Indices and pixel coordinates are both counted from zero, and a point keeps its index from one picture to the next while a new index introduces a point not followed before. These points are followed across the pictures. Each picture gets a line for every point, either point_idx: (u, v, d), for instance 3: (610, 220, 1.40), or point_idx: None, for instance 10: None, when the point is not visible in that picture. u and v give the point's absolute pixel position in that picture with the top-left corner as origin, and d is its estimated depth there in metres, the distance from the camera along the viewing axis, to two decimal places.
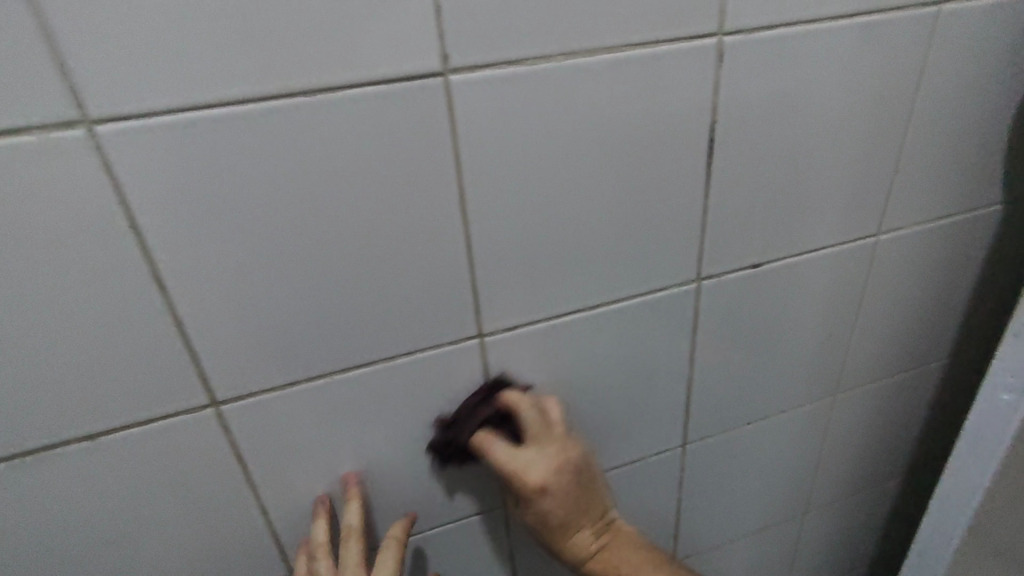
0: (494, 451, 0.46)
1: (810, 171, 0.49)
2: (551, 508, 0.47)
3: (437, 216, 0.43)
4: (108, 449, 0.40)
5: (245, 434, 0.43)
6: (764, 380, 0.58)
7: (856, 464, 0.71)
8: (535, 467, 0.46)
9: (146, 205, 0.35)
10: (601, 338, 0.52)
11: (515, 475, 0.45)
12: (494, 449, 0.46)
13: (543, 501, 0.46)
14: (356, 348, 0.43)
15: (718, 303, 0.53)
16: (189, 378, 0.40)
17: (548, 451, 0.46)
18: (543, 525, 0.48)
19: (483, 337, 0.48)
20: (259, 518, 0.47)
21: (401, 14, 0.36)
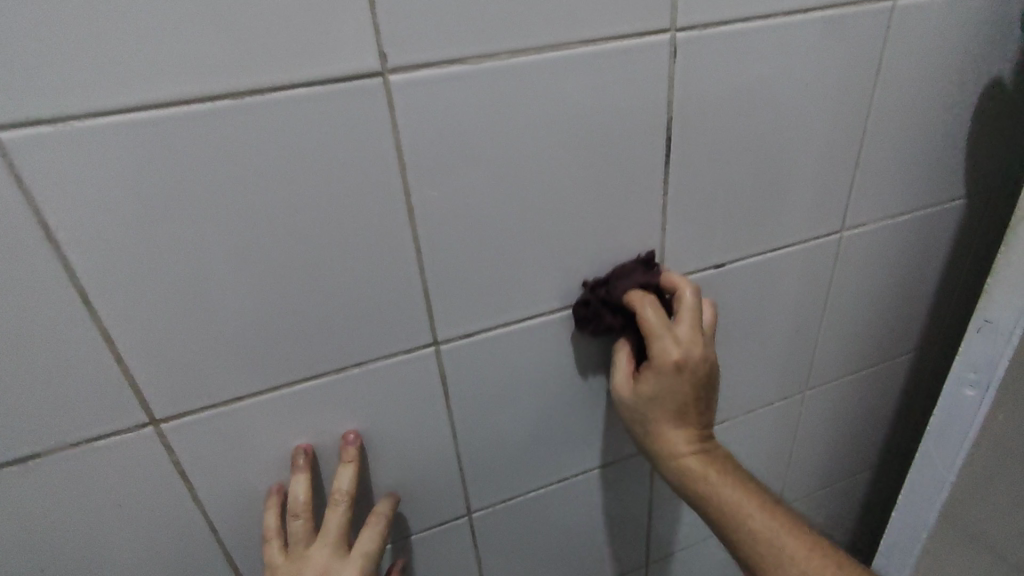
0: (641, 309, 0.44)
1: (762, 174, 0.49)
2: (666, 395, 0.45)
3: (382, 224, 0.38)
4: (49, 471, 0.38)
5: (191, 452, 0.41)
6: (731, 375, 0.60)
7: (829, 450, 0.75)
8: (675, 343, 0.43)
9: (60, 223, 0.32)
10: (568, 340, 0.49)
11: (659, 341, 0.43)
12: (648, 311, 0.44)
13: (665, 379, 0.44)
14: (304, 367, 0.41)
15: None
16: (126, 398, 0.38)
17: (692, 334, 0.44)
18: (653, 411, 0.46)
19: (438, 346, 0.44)
20: (210, 536, 0.45)
21: (333, 7, 0.32)
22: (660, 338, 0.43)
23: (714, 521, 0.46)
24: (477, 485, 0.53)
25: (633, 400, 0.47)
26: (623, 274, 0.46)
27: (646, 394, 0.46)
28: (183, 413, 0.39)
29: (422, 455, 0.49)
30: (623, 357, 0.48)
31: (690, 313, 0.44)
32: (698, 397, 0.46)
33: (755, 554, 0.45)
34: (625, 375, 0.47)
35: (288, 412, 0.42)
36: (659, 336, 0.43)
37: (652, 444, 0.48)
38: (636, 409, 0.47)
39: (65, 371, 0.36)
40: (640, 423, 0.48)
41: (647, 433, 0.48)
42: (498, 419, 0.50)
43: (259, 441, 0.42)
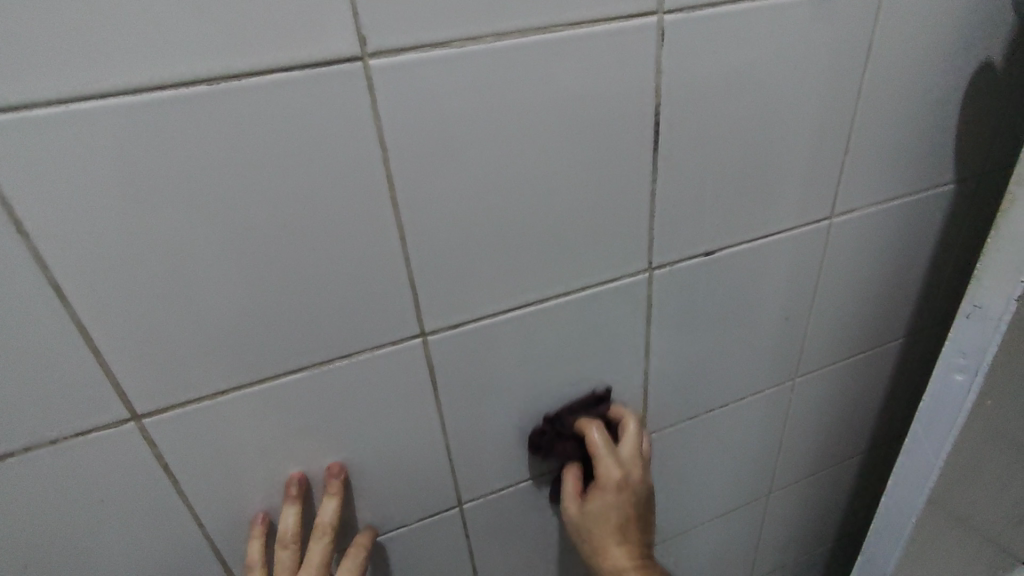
0: (589, 436, 0.49)
1: (752, 160, 0.49)
2: (612, 511, 0.48)
3: (365, 213, 0.38)
4: (29, 468, 0.38)
5: (174, 447, 0.40)
6: (721, 363, 0.60)
7: (819, 437, 0.75)
8: (616, 460, 0.48)
9: (31, 214, 0.31)
10: (557, 330, 0.49)
11: (603, 456, 0.48)
12: (593, 432, 0.50)
13: (612, 496, 0.47)
14: (289, 359, 0.40)
15: (672, 290, 0.52)
16: (106, 393, 0.37)
17: (633, 453, 0.49)
18: (601, 528, 0.48)
19: (426, 336, 0.44)
20: (196, 531, 0.45)
21: None
22: (606, 458, 0.48)
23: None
24: (467, 476, 0.53)
25: (581, 519, 0.49)
26: (574, 409, 0.52)
27: (593, 511, 0.48)
28: (165, 407, 0.39)
29: (411, 448, 0.48)
30: (568, 482, 0.51)
31: (633, 435, 0.50)
32: (638, 513, 0.49)
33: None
34: (573, 501, 0.50)
35: (273, 405, 0.42)
36: (604, 456, 0.48)
37: (600, 561, 0.49)
38: (585, 528, 0.49)
39: (41, 366, 0.35)
40: (588, 545, 0.49)
41: (594, 553, 0.49)
42: (487, 410, 0.50)
43: (244, 435, 0.42)
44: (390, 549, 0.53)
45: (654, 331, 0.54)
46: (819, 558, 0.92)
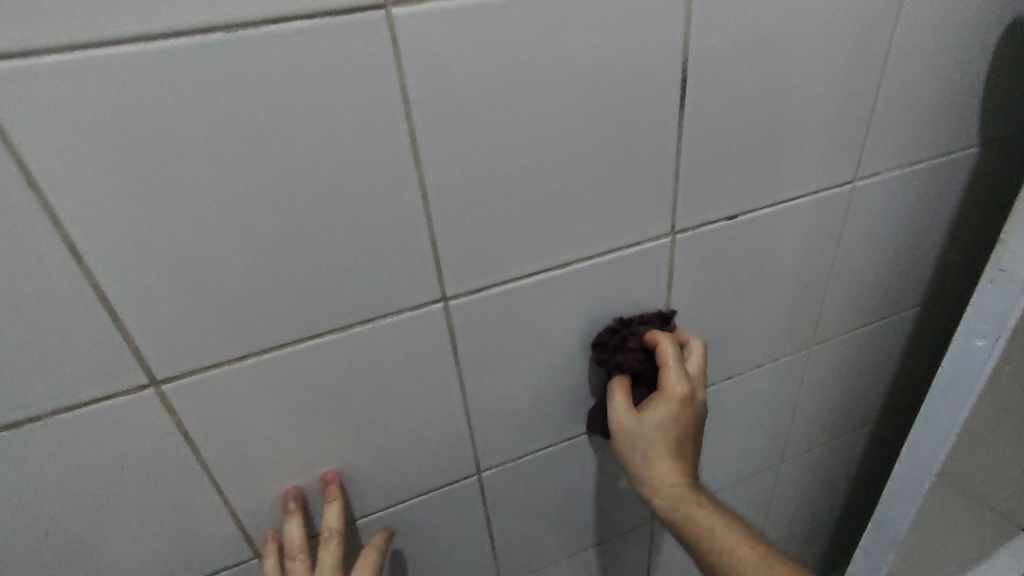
0: (659, 346, 0.48)
1: (777, 120, 0.48)
2: (668, 424, 0.48)
3: (388, 173, 0.37)
4: (47, 435, 0.37)
5: (194, 413, 0.40)
6: (739, 330, 0.59)
7: (832, 406, 0.75)
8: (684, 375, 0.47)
9: (45, 170, 0.30)
10: (578, 294, 0.48)
11: (673, 369, 0.47)
12: (664, 345, 0.48)
13: (675, 409, 0.47)
14: (309, 323, 0.39)
15: (693, 255, 0.51)
16: (125, 358, 0.36)
17: (696, 372, 0.49)
18: (651, 440, 0.48)
19: (447, 301, 0.43)
20: (217, 500, 0.44)
21: None
22: (676, 371, 0.47)
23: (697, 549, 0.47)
24: (487, 444, 0.52)
25: (632, 426, 0.49)
26: (645, 320, 0.50)
27: (650, 421, 0.48)
28: (185, 372, 0.38)
29: (432, 415, 0.48)
30: (620, 389, 0.50)
31: (697, 355, 0.50)
32: (692, 432, 0.49)
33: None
34: (624, 408, 0.49)
35: (294, 371, 0.41)
36: (674, 368, 0.47)
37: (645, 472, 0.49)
38: (633, 438, 0.49)
39: (57, 329, 0.34)
40: (633, 455, 0.49)
41: (639, 462, 0.49)
42: (508, 376, 0.49)
43: (265, 401, 0.41)
44: (409, 517, 0.53)
45: (675, 297, 0.53)
46: (827, 526, 0.93)
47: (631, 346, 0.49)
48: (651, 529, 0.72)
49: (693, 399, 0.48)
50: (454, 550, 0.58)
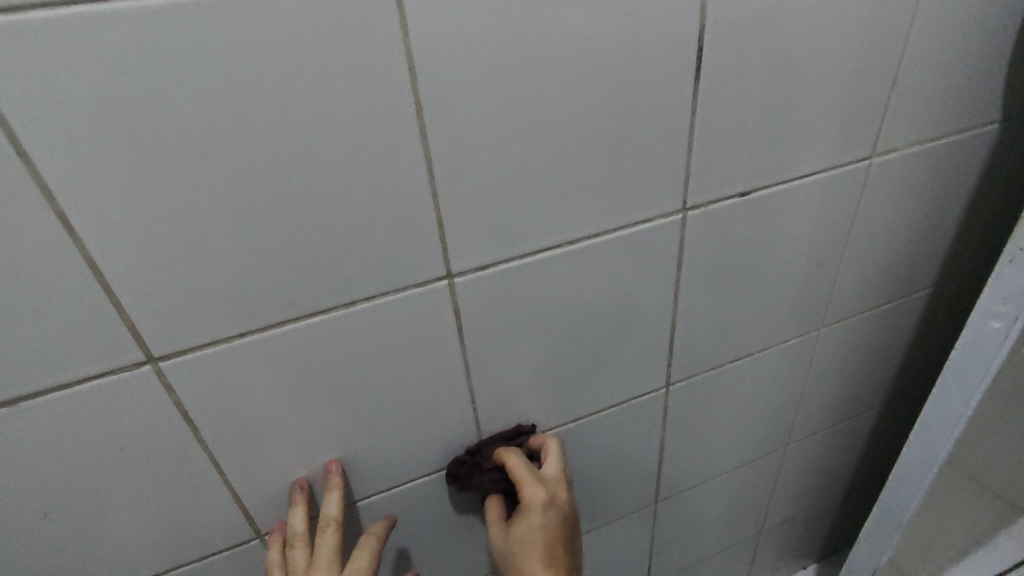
0: (510, 461, 0.49)
1: (794, 94, 0.46)
2: (539, 537, 0.46)
3: (392, 144, 0.35)
4: (41, 414, 0.36)
5: (193, 392, 0.39)
6: (748, 312, 0.58)
7: (840, 389, 0.74)
8: (539, 483, 0.47)
9: (32, 136, 0.28)
10: (587, 273, 0.47)
11: (523, 481, 0.47)
12: (513, 459, 0.48)
13: (536, 517, 0.46)
14: (311, 300, 0.38)
15: (704, 233, 0.50)
16: (120, 335, 0.35)
17: (555, 474, 0.48)
18: (528, 556, 0.46)
19: (452, 278, 0.42)
20: (217, 481, 0.44)
21: None
22: (528, 481, 0.47)
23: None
24: (490, 425, 0.51)
25: (509, 547, 0.48)
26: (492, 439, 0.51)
27: (517, 537, 0.47)
28: (182, 350, 0.37)
29: (435, 396, 0.47)
30: (493, 508, 0.51)
31: (554, 457, 0.49)
32: (566, 538, 0.47)
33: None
34: (500, 530, 0.49)
35: (294, 349, 0.40)
36: (526, 478, 0.47)
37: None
38: (513, 558, 0.48)
39: (49, 304, 0.33)
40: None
41: None
42: (514, 356, 0.48)
43: (265, 379, 0.40)
44: (411, 498, 0.53)
45: (684, 277, 0.52)
46: (829, 510, 0.93)
47: (483, 466, 0.50)
48: (654, 511, 0.72)
49: (556, 503, 0.47)
50: (457, 531, 0.58)
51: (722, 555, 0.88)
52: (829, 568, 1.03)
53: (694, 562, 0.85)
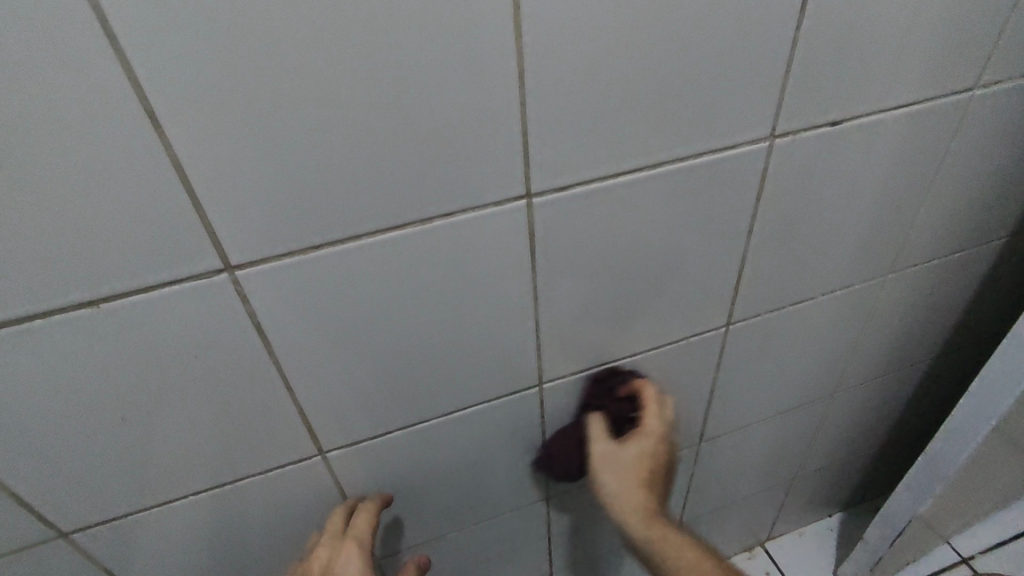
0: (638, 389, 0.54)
1: (910, 12, 0.42)
2: (646, 458, 0.53)
3: (485, 46, 0.33)
4: (119, 317, 0.35)
5: (267, 304, 0.38)
6: (819, 252, 0.56)
7: (895, 339, 0.72)
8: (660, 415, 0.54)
9: (120, 15, 0.27)
10: (666, 200, 0.45)
11: (652, 408, 0.53)
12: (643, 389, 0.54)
13: (652, 441, 0.53)
14: (392, 214, 0.37)
15: (789, 164, 0.47)
16: (199, 239, 0.34)
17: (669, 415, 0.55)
18: (632, 472, 0.53)
19: (531, 198, 0.40)
20: (285, 397, 0.43)
21: None
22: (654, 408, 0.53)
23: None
24: (552, 356, 0.51)
25: (614, 467, 0.53)
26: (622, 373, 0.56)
27: (629, 453, 0.53)
28: (260, 260, 0.36)
29: (503, 323, 0.46)
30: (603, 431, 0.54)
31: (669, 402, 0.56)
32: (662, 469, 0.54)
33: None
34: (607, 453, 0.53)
35: (371, 265, 0.39)
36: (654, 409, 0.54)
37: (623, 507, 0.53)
38: (612, 479, 0.53)
39: (132, 202, 0.32)
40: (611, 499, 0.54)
41: (617, 494, 0.53)
42: (584, 285, 0.47)
43: (339, 296, 0.39)
44: (469, 424, 0.53)
45: (760, 212, 0.50)
46: (864, 460, 0.93)
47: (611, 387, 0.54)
48: (696, 451, 0.72)
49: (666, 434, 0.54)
50: (508, 457, 0.58)
51: (753, 499, 0.88)
52: (852, 518, 1.05)
53: (726, 503, 0.86)
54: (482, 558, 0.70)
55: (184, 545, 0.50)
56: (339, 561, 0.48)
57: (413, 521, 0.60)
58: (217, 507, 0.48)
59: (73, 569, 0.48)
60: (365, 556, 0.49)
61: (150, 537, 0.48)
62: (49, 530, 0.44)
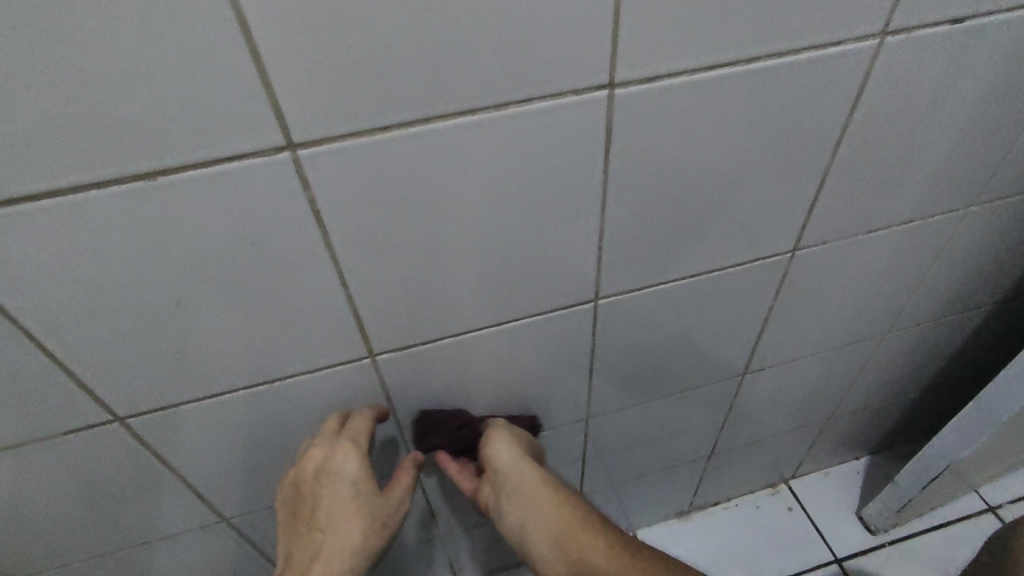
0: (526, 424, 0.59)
1: None
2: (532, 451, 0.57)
3: None
4: (173, 193, 0.34)
5: (327, 189, 0.36)
6: (903, 177, 0.52)
7: (961, 280, 0.68)
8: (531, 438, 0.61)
9: None
10: (757, 101, 0.41)
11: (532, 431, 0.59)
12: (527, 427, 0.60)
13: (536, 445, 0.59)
14: (466, 95, 0.34)
15: (893, 70, 0.43)
16: (261, 111, 0.32)
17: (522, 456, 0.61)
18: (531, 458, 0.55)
19: (614, 88, 0.37)
20: (340, 295, 0.42)
21: None
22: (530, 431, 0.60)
23: (557, 546, 0.53)
24: (612, 270, 0.49)
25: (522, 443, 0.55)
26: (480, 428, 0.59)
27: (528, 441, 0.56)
28: (327, 138, 0.34)
29: (566, 231, 0.44)
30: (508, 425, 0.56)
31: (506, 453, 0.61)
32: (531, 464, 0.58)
33: (590, 568, 0.52)
34: (507, 433, 0.54)
35: (439, 155, 0.36)
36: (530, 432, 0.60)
37: (526, 476, 0.53)
38: (518, 452, 0.54)
39: (190, 64, 0.29)
40: (509, 478, 0.53)
41: (522, 466, 0.53)
42: (654, 196, 0.44)
43: (405, 188, 0.37)
44: (516, 337, 0.51)
45: (852, 125, 0.45)
46: (903, 404, 0.91)
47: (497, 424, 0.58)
48: (739, 383, 0.71)
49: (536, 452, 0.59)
50: (553, 374, 0.57)
51: (785, 436, 0.88)
52: (882, 462, 1.04)
53: (758, 439, 0.86)
54: None
55: (233, 439, 0.51)
56: (337, 459, 0.49)
57: None
58: (265, 401, 0.49)
59: (128, 454, 0.49)
60: (364, 453, 0.50)
61: (201, 429, 0.49)
62: (104, 411, 0.45)
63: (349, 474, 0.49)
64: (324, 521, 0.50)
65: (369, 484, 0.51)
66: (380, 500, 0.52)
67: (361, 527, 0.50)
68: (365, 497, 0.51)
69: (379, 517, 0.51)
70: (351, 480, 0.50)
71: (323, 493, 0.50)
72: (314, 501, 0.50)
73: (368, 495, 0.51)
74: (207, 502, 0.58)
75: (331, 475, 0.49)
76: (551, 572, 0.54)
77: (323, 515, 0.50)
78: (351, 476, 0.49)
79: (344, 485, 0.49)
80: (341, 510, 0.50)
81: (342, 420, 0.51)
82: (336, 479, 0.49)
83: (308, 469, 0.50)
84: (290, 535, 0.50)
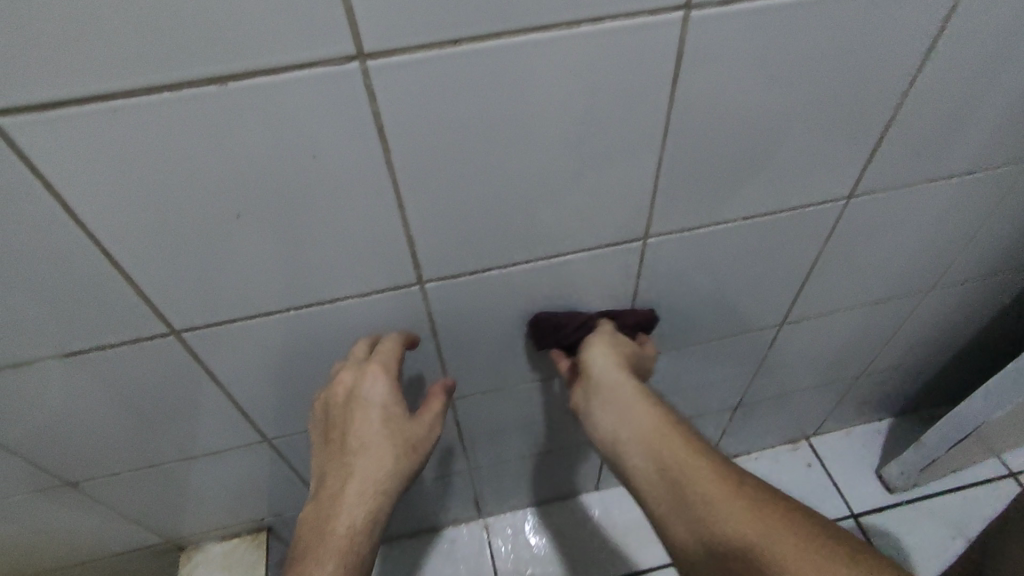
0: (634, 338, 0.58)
1: None
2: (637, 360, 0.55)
3: None
4: (240, 101, 0.34)
5: (393, 105, 0.35)
6: (973, 124, 0.50)
7: (1014, 239, 0.67)
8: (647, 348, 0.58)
9: None
10: (833, 33, 0.39)
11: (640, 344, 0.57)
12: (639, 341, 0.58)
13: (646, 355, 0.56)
14: (540, 9, 0.33)
15: (980, 5, 0.41)
16: (334, 17, 0.31)
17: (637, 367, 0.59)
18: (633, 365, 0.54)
19: (691, 11, 0.35)
20: (396, 218, 0.42)
21: None
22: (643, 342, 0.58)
23: (654, 465, 0.48)
24: (664, 207, 0.48)
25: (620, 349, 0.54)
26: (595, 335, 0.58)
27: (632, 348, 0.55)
28: (396, 50, 0.33)
29: (622, 163, 0.43)
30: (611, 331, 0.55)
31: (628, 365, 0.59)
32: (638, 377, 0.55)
33: (683, 491, 0.45)
34: (609, 339, 0.54)
35: (506, 74, 0.35)
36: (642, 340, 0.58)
37: (620, 386, 0.51)
38: (608, 358, 0.53)
39: None
40: (598, 382, 0.52)
41: (617, 371, 0.52)
42: (716, 130, 0.43)
43: (470, 107, 0.37)
44: (562, 272, 0.51)
45: (927, 63, 0.44)
46: (935, 365, 0.90)
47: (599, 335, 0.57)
48: (775, 333, 0.71)
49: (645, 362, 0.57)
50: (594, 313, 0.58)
51: (812, 391, 0.88)
52: (905, 424, 1.05)
53: (785, 393, 0.86)
54: (547, 411, 0.72)
55: (280, 359, 0.53)
56: (367, 382, 0.50)
57: (491, 366, 0.61)
58: (314, 322, 0.50)
59: (181, 367, 0.51)
60: (392, 378, 0.51)
61: (251, 347, 0.51)
62: (160, 322, 0.46)
63: (378, 397, 0.50)
64: (355, 445, 0.49)
65: (399, 410, 0.51)
66: (410, 425, 0.51)
67: (392, 452, 0.50)
68: (395, 421, 0.50)
69: (410, 441, 0.51)
70: (381, 405, 0.50)
71: (354, 416, 0.50)
72: (345, 423, 0.50)
73: (399, 420, 0.51)
74: (252, 420, 0.60)
75: (361, 400, 0.49)
76: (646, 496, 0.48)
77: (355, 439, 0.49)
78: (381, 401, 0.50)
79: (374, 409, 0.49)
80: (372, 433, 0.49)
81: (367, 345, 0.52)
82: (366, 404, 0.49)
83: (337, 393, 0.50)
84: (325, 456, 0.51)
